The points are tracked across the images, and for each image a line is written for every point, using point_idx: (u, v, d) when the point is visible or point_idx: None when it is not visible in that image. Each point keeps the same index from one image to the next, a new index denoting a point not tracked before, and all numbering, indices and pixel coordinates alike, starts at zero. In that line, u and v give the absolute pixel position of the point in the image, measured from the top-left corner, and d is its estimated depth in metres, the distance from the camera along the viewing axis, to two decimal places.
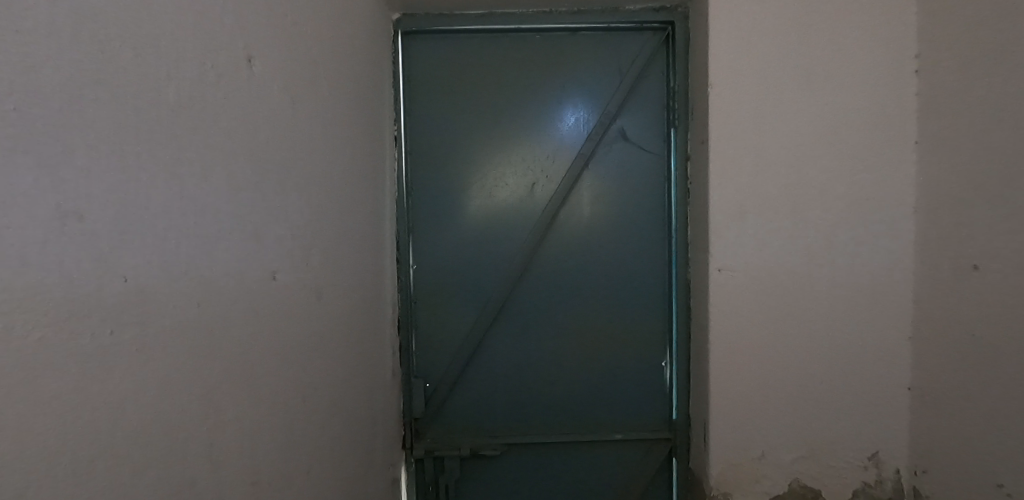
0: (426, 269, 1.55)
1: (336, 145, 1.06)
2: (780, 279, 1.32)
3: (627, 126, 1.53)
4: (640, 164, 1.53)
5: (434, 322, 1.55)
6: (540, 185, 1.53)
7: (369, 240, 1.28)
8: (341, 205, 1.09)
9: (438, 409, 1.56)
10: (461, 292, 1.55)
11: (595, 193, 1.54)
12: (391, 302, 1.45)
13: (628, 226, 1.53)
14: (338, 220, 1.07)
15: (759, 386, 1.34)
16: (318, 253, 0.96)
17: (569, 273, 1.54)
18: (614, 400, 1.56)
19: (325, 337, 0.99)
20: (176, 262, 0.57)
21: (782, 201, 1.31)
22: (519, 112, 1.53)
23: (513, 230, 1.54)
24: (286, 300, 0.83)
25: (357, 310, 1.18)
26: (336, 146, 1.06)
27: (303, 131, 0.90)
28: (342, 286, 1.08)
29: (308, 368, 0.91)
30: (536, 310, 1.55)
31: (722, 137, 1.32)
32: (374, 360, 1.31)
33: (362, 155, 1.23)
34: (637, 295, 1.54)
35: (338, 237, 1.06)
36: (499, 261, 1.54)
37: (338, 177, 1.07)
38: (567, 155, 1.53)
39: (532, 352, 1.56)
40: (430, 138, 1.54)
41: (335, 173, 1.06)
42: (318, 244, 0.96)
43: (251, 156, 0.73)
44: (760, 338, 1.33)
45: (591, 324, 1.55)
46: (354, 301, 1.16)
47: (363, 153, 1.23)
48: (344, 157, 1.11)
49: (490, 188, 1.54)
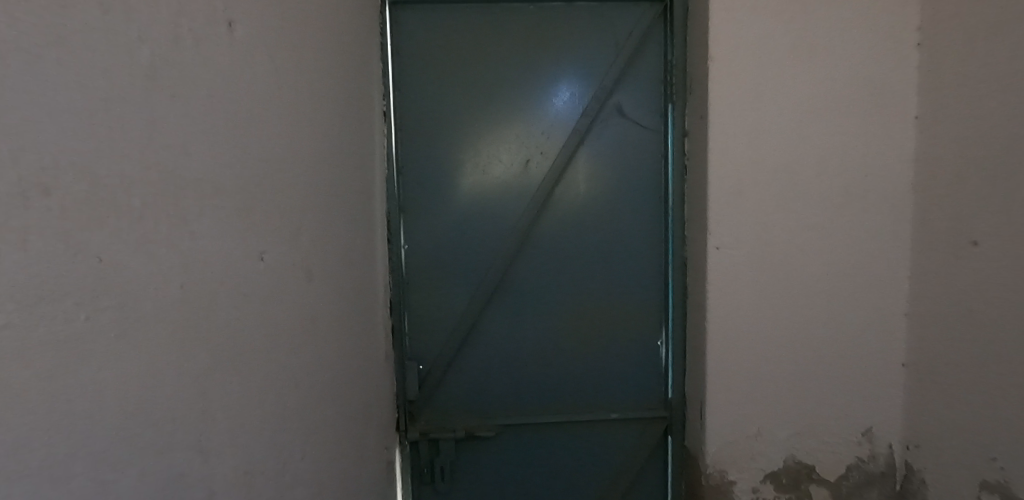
0: (418, 249, 1.50)
1: (324, 118, 1.01)
2: (777, 257, 1.31)
3: (624, 101, 1.49)
4: (637, 141, 1.49)
5: (428, 304, 1.52)
6: (534, 162, 1.48)
7: (360, 220, 1.23)
8: (330, 183, 1.04)
9: (432, 391, 1.53)
10: (454, 273, 1.51)
11: (591, 171, 1.50)
12: (382, 284, 1.41)
13: (624, 204, 1.51)
14: (327, 199, 1.02)
15: (755, 364, 1.35)
16: (307, 232, 0.91)
17: (565, 253, 1.52)
18: (610, 381, 1.55)
19: (316, 320, 0.95)
20: (156, 241, 0.52)
21: (782, 179, 1.30)
22: (512, 86, 1.48)
23: (507, 209, 1.50)
24: (275, 283, 0.78)
25: (349, 292, 1.14)
26: (324, 119, 1.01)
27: (288, 103, 0.84)
28: (333, 266, 1.04)
29: (300, 353, 0.87)
30: (531, 291, 1.53)
31: (722, 113, 1.28)
32: (366, 343, 1.27)
33: (351, 131, 1.17)
34: (633, 275, 1.53)
35: (327, 215, 1.01)
36: (493, 240, 1.51)
37: (326, 154, 1.02)
38: (562, 132, 1.48)
39: (527, 333, 1.53)
40: (420, 113, 1.48)
41: (324, 149, 1.00)
42: (307, 222, 0.91)
43: (234, 128, 0.68)
44: (756, 317, 1.33)
45: (587, 304, 1.53)
46: (345, 283, 1.12)
47: (352, 130, 1.18)
48: (332, 133, 1.05)
49: (483, 166, 1.49)
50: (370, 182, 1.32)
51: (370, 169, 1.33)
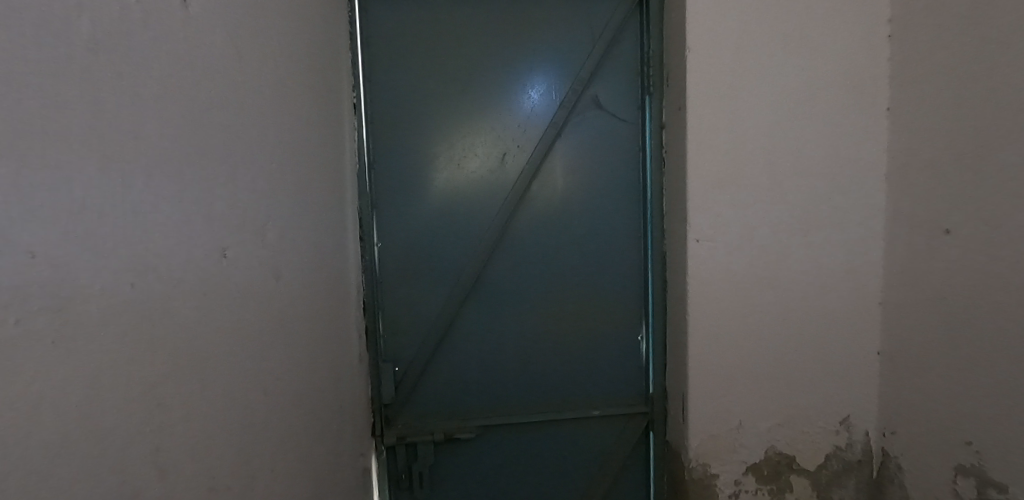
0: (392, 246, 1.45)
1: (291, 107, 0.94)
2: (756, 249, 1.32)
3: (601, 93, 1.47)
4: (614, 134, 1.47)
5: (403, 303, 1.46)
6: (511, 155, 1.45)
7: (331, 216, 1.17)
8: (298, 175, 0.97)
9: (409, 394, 1.48)
10: (430, 270, 1.46)
11: (569, 164, 1.47)
12: (355, 284, 1.35)
13: (602, 198, 1.49)
14: (295, 192, 0.95)
15: (735, 356, 1.35)
16: (274, 228, 0.85)
17: (543, 248, 1.49)
18: (591, 377, 1.53)
19: (285, 322, 0.89)
20: (101, 234, 0.46)
21: (759, 171, 1.30)
22: (487, 78, 1.44)
23: (483, 204, 1.46)
24: (239, 281, 0.72)
25: (320, 292, 1.08)
26: (291, 108, 0.94)
27: (251, 89, 0.78)
28: (303, 264, 0.98)
29: (267, 357, 0.81)
30: (510, 288, 1.49)
31: (699, 104, 1.28)
32: (339, 345, 1.21)
33: (319, 123, 1.11)
34: (612, 269, 1.51)
35: (295, 210, 0.95)
36: (470, 236, 1.46)
37: (294, 145, 0.96)
38: (539, 124, 1.45)
39: (506, 331, 1.50)
40: (391, 106, 1.42)
41: (291, 139, 0.94)
42: (274, 217, 0.85)
43: (191, 110, 0.62)
44: (736, 309, 1.34)
45: (567, 299, 1.51)
46: (315, 282, 1.05)
47: (320, 121, 1.12)
48: (299, 123, 0.99)
49: (458, 159, 1.45)
50: (340, 177, 1.26)
51: (340, 164, 1.27)
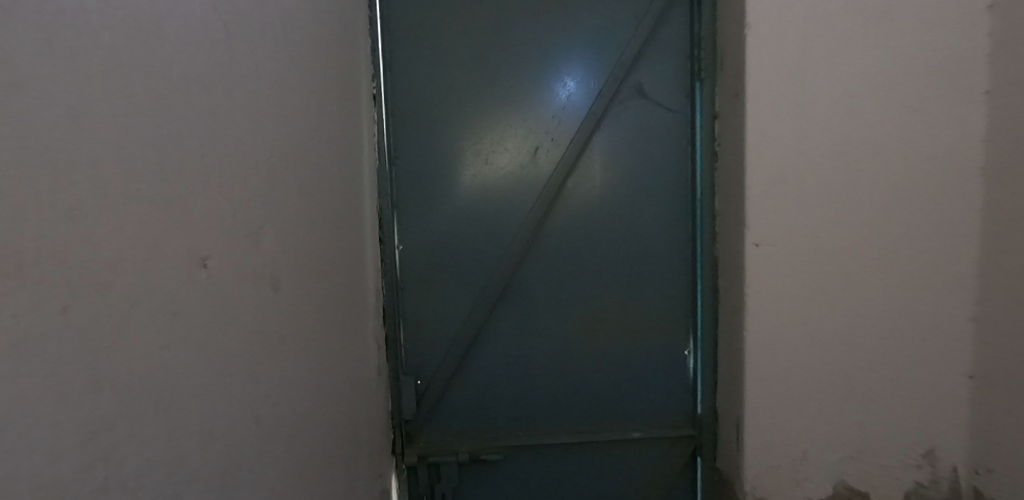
0: (414, 250, 1.33)
1: (299, 95, 0.84)
2: (827, 255, 1.14)
3: (645, 80, 1.31)
4: (659, 125, 1.32)
5: (425, 311, 1.35)
6: (543, 150, 1.32)
7: (345, 217, 1.06)
8: (307, 171, 0.86)
9: (432, 409, 1.36)
10: (455, 275, 1.35)
11: (608, 159, 1.33)
12: (373, 291, 1.25)
13: (644, 196, 1.34)
14: (303, 191, 0.84)
15: (800, 378, 1.18)
16: (277, 233, 0.74)
17: (578, 252, 1.35)
18: (630, 396, 1.39)
19: (289, 339, 0.78)
20: (14, 245, 0.35)
21: (831, 164, 1.12)
22: (517, 65, 1.31)
23: (513, 203, 1.33)
24: (229, 295, 0.61)
25: (331, 301, 0.97)
26: (299, 96, 0.84)
27: (251, 71, 0.67)
28: (311, 272, 0.87)
29: (268, 380, 0.70)
30: (541, 296, 1.36)
31: (762, 88, 1.11)
32: (355, 359, 1.10)
33: (332, 114, 1.00)
34: (655, 276, 1.36)
35: (303, 212, 0.84)
36: (498, 238, 1.34)
37: (301, 137, 0.85)
38: (575, 115, 1.31)
39: (537, 342, 1.37)
40: (414, 96, 1.31)
41: (299, 131, 0.84)
42: (277, 221, 0.74)
43: (169, 91, 0.51)
44: (801, 324, 1.16)
45: (605, 309, 1.36)
46: (326, 291, 0.95)
47: (333, 112, 1.01)
48: (309, 113, 0.88)
49: (486, 155, 1.32)
50: (357, 174, 1.16)
51: (356, 160, 1.16)
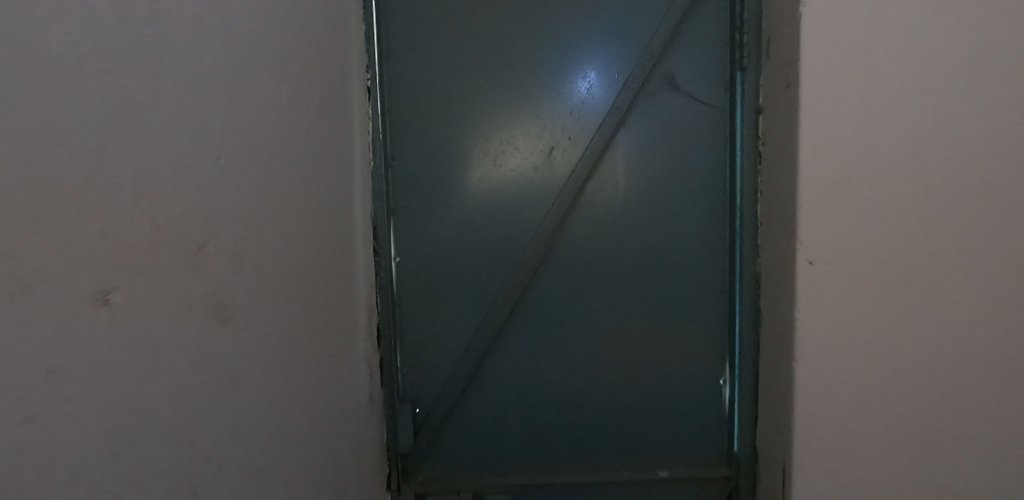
0: (413, 262, 1.19)
1: (262, 83, 0.69)
2: (898, 275, 0.95)
3: (677, 69, 1.14)
4: (693, 121, 1.15)
5: (425, 331, 1.21)
6: (559, 150, 1.16)
7: (327, 228, 0.92)
8: (273, 176, 0.72)
9: (432, 440, 1.22)
10: (459, 290, 1.20)
11: (633, 161, 1.17)
12: (365, 309, 1.11)
13: (674, 204, 1.17)
14: (267, 200, 0.70)
15: (863, 421, 0.99)
16: (226, 251, 0.60)
17: (599, 265, 1.19)
18: (655, 430, 1.22)
19: (244, 381, 0.63)
20: None
21: (907, 167, 0.93)
22: (530, 54, 1.16)
23: (524, 211, 1.18)
24: (141, 340, 0.47)
25: (306, 327, 0.83)
26: (262, 85, 0.69)
27: (185, 52, 0.53)
28: (277, 295, 0.73)
29: (208, 441, 0.56)
30: (555, 316, 1.20)
31: (822, 75, 0.92)
32: (339, 390, 0.96)
33: (309, 107, 0.86)
34: (684, 295, 1.19)
35: (267, 223, 0.70)
36: (507, 250, 1.19)
37: (267, 135, 0.70)
38: (596, 111, 1.15)
39: (550, 368, 1.21)
40: (414, 90, 1.17)
41: (262, 127, 0.69)
42: (225, 237, 0.60)
43: (30, 67, 0.36)
44: (864, 357, 0.97)
45: (628, 332, 1.20)
46: (300, 317, 0.80)
47: (313, 106, 0.87)
48: (278, 107, 0.74)
49: (495, 156, 1.17)
50: (345, 178, 1.02)
51: (345, 163, 1.02)
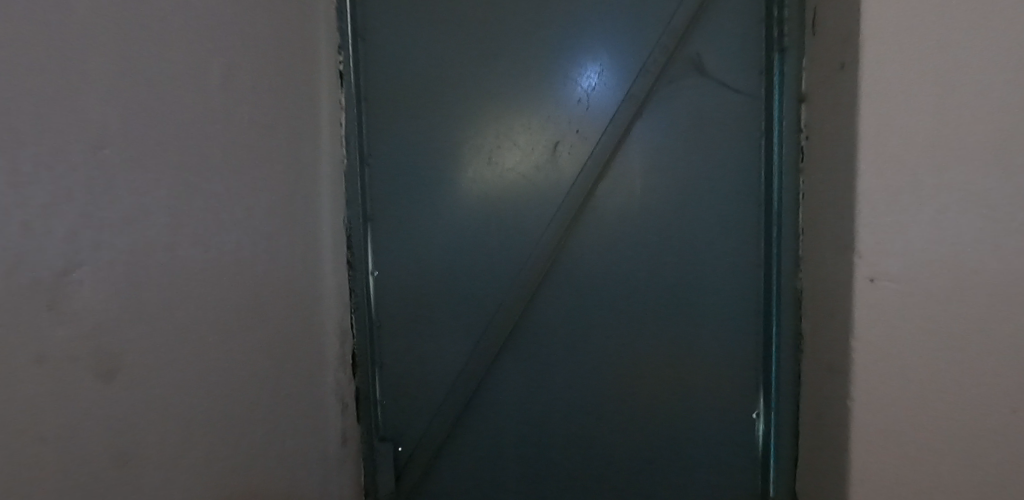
0: (393, 275, 1.04)
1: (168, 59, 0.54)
2: (990, 299, 0.75)
3: (705, 50, 0.97)
4: (724, 112, 0.98)
5: (408, 356, 1.05)
6: (566, 145, 0.99)
7: (287, 243, 0.79)
8: (191, 177, 0.57)
9: (417, 482, 1.06)
10: (448, 308, 1.03)
11: (650, 160, 1.00)
12: (331, 328, 0.96)
13: (699, 209, 1.00)
14: (177, 206, 0.54)
15: (942, 482, 0.79)
16: (88, 277, 0.43)
17: (612, 279, 1.02)
18: (676, 472, 1.06)
19: (146, 448, 0.49)
20: None
21: (1004, 163, 0.73)
22: (530, 34, 0.99)
23: (524, 217, 1.01)
24: None
25: (253, 364, 0.69)
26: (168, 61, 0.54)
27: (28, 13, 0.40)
28: (193, 330, 0.56)
29: None
30: (561, 340, 1.03)
31: (887, 51, 0.75)
32: (289, 435, 0.79)
33: (250, 90, 0.70)
34: (711, 316, 1.02)
35: (176, 239, 0.54)
36: (504, 263, 1.02)
37: (194, 132, 0.58)
38: (608, 98, 0.98)
39: (555, 400, 1.04)
40: (396, 76, 1.01)
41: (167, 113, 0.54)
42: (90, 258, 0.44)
43: None
44: (945, 400, 0.78)
45: (645, 357, 1.03)
46: (240, 353, 0.65)
47: (263, 96, 0.74)
48: (212, 96, 0.61)
49: (490, 152, 1.01)
50: (313, 183, 0.89)
51: (313, 166, 0.90)
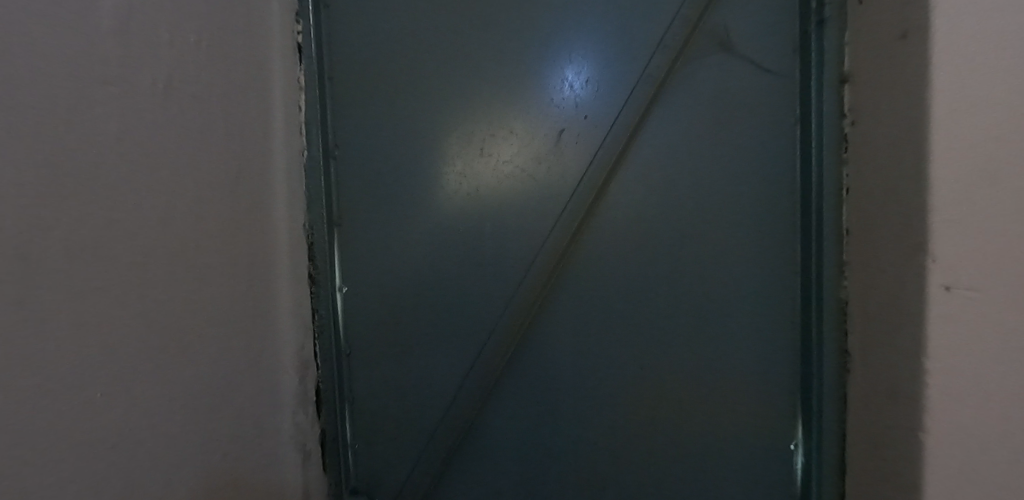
0: (365, 291, 0.87)
1: None
2: None
3: (730, 23, 0.84)
4: (754, 94, 0.84)
5: (384, 388, 0.87)
6: (571, 132, 0.84)
7: (212, 258, 0.62)
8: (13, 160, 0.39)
9: None
10: (431, 329, 0.87)
11: (669, 151, 0.85)
12: (287, 358, 0.79)
13: (725, 209, 0.85)
14: None
15: None
16: None
17: (626, 292, 0.87)
18: None
19: None
20: None
21: None
22: (528, 2, 0.84)
23: (523, 219, 0.85)
24: None
25: (136, 422, 0.50)
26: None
27: None
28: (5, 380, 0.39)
29: None
30: (566, 363, 0.88)
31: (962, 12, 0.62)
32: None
33: (145, 50, 0.52)
34: (738, 333, 0.87)
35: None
36: (500, 275, 0.86)
37: (26, 107, 0.40)
38: (619, 77, 0.84)
39: (561, 434, 0.88)
40: (368, 52, 0.85)
41: None
42: None
43: None
44: None
45: (665, 382, 0.88)
46: (107, 412, 0.47)
47: (177, 67, 0.57)
48: (71, 58, 0.44)
49: (482, 142, 0.85)
50: (258, 184, 0.73)
51: (261, 163, 0.74)
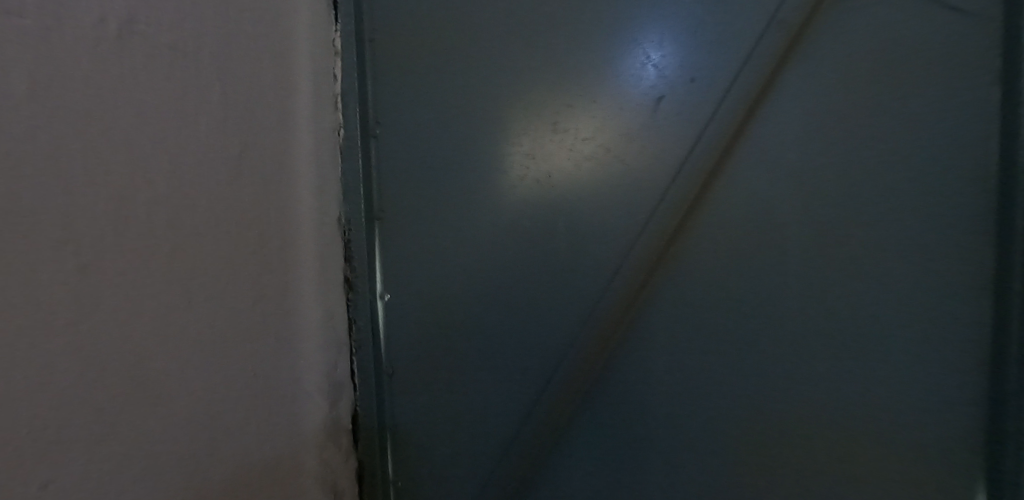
0: (410, 298, 0.72)
1: None
2: None
3: None
4: (927, 43, 0.61)
5: (431, 415, 0.73)
6: (671, 99, 0.65)
7: (196, 258, 0.50)
8: None
9: None
10: (488, 345, 0.71)
11: (804, 123, 0.64)
12: (312, 378, 0.66)
13: (884, 199, 0.63)
14: None
15: None
16: None
17: (739, 308, 0.66)
18: None
19: None
20: None
21: None
22: None
23: (606, 211, 0.68)
24: None
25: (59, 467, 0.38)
26: None
27: None
28: None
29: None
30: (657, 395, 0.69)
31: None
32: None
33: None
34: (900, 372, 0.64)
35: None
36: (574, 280, 0.69)
37: None
38: (737, 26, 0.64)
39: (648, 484, 0.70)
40: (419, 9, 0.71)
41: None
42: None
43: None
44: None
45: (790, 429, 0.67)
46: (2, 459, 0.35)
47: (142, 13, 0.46)
48: None
49: (556, 115, 0.68)
50: (274, 169, 0.61)
51: (277, 144, 0.62)
